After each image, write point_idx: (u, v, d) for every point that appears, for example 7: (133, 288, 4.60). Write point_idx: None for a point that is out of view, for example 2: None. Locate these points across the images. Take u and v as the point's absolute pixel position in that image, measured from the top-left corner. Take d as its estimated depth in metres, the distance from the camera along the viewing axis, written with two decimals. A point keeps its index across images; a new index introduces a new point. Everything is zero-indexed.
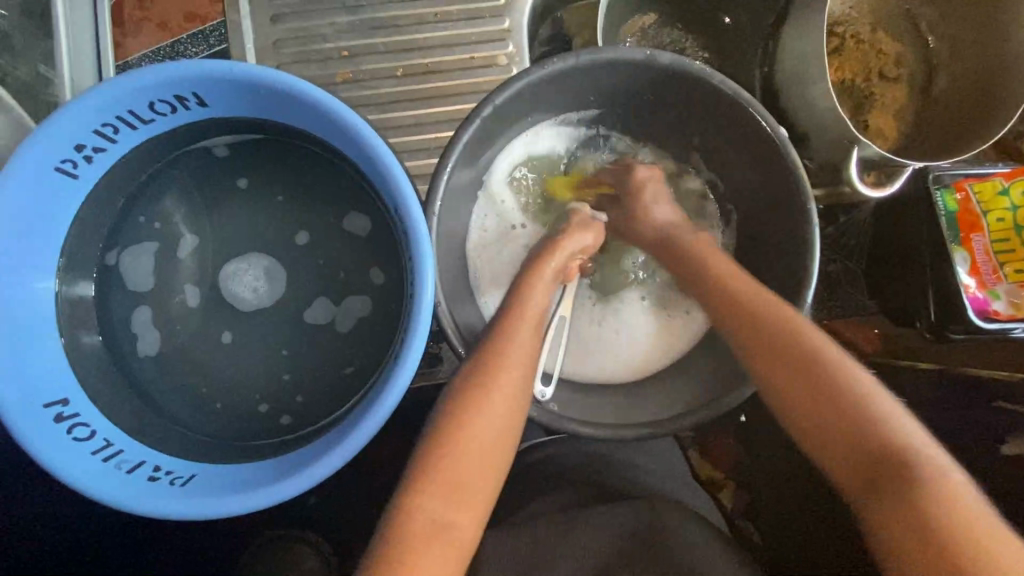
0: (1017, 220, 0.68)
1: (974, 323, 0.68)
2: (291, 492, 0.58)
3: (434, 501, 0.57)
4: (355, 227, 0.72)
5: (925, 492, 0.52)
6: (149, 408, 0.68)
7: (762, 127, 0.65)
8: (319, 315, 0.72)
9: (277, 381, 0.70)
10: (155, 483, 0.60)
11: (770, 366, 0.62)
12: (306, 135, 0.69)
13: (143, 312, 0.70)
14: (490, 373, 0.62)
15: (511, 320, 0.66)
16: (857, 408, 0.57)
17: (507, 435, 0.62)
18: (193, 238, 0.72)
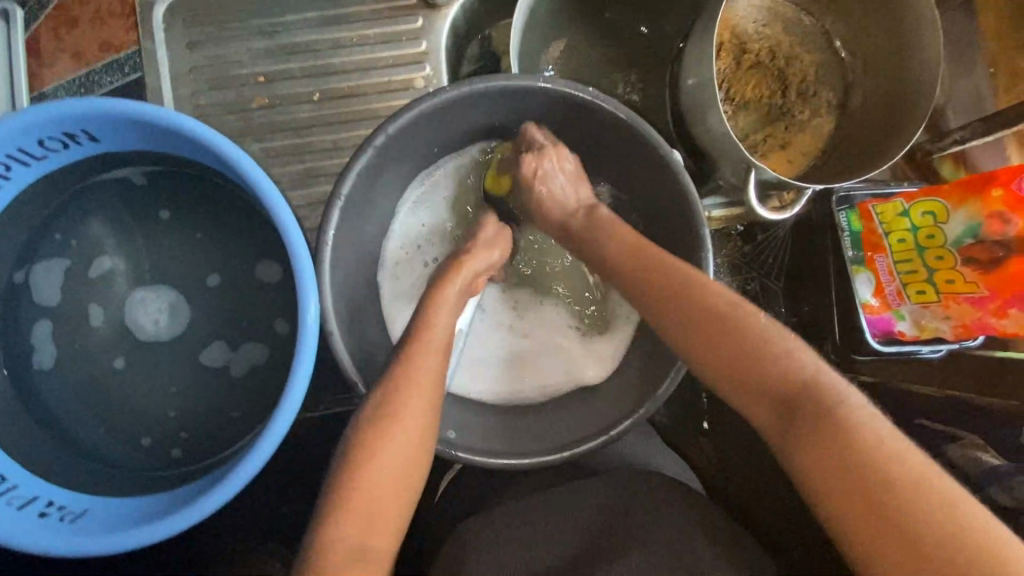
0: (918, 241, 0.68)
1: (871, 342, 0.71)
2: (177, 526, 0.59)
3: (350, 533, 0.53)
4: (267, 276, 0.74)
5: (870, 457, 0.45)
6: (58, 438, 0.69)
7: (657, 150, 0.65)
8: (213, 357, 0.74)
9: (193, 411, 0.73)
10: (45, 519, 0.60)
11: (695, 346, 0.57)
12: (209, 168, 0.69)
13: (44, 326, 0.71)
14: (404, 394, 0.59)
15: (423, 339, 0.64)
16: (791, 378, 0.51)
17: (422, 458, 0.59)
18: (108, 263, 0.72)
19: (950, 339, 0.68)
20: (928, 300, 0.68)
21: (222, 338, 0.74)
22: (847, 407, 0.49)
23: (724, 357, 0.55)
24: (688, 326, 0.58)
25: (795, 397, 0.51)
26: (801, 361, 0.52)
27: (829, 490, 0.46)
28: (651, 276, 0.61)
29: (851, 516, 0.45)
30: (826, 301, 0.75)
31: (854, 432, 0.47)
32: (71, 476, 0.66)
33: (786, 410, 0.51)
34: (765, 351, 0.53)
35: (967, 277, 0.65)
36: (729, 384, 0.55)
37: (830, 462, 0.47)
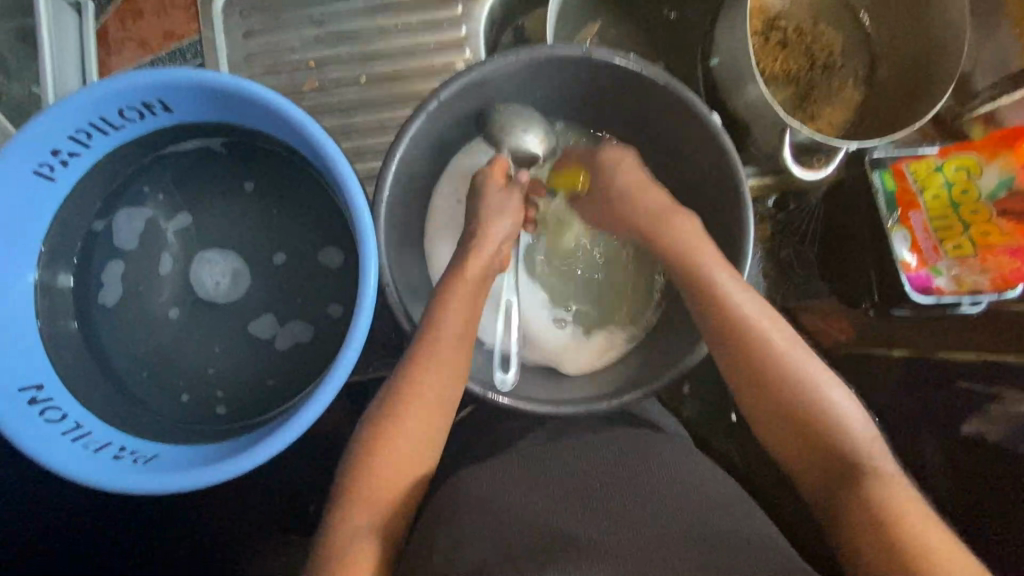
0: (952, 197, 0.69)
1: (914, 298, 0.70)
2: (241, 467, 0.62)
3: (360, 506, 0.60)
4: (330, 261, 0.78)
5: (903, 519, 0.52)
6: (122, 393, 0.73)
7: (695, 112, 0.68)
8: (260, 331, 0.77)
9: (247, 370, 0.76)
10: (119, 461, 0.64)
11: (730, 366, 0.64)
12: (274, 141, 0.74)
13: (116, 266, 0.75)
14: (421, 372, 0.64)
15: (438, 322, 0.66)
16: (808, 402, 0.60)
17: (437, 431, 0.64)
18: (182, 223, 0.77)
19: (989, 294, 0.68)
20: (965, 254, 0.69)
21: (278, 301, 0.77)
22: (885, 474, 0.56)
23: (791, 416, 0.60)
24: (757, 381, 0.62)
25: (848, 462, 0.57)
26: (857, 430, 0.59)
27: (865, 543, 0.52)
28: (722, 321, 0.64)
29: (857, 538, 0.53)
30: (860, 262, 0.77)
31: (887, 494, 0.54)
32: (138, 425, 0.71)
33: (836, 470, 0.58)
34: (828, 413, 0.59)
35: (1003, 229, 0.67)
36: (793, 437, 0.60)
37: (868, 518, 0.53)
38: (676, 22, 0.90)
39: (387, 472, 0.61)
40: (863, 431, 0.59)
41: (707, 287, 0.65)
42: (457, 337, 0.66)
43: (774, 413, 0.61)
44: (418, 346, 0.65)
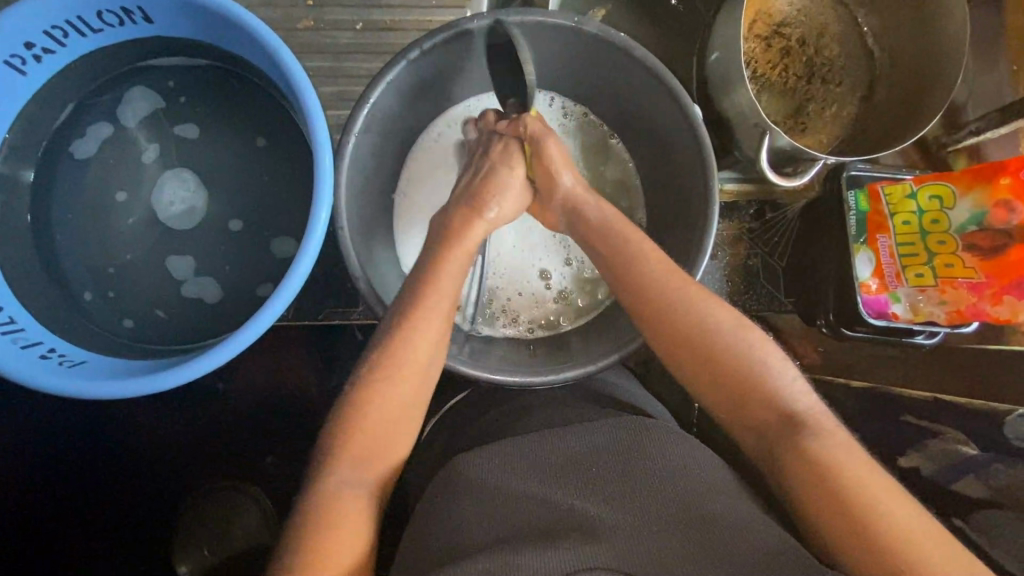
0: (922, 225, 0.68)
1: (872, 323, 0.70)
2: (164, 384, 0.61)
3: (350, 460, 0.58)
4: (283, 250, 0.77)
5: (850, 478, 0.49)
6: (65, 299, 0.73)
7: (677, 103, 0.67)
8: (180, 272, 0.76)
9: (192, 300, 0.76)
10: (45, 361, 0.64)
11: (650, 322, 0.62)
12: (262, 76, 0.74)
13: (88, 148, 0.75)
14: (416, 328, 0.63)
15: (420, 292, 0.65)
16: (734, 353, 0.57)
17: (424, 391, 0.63)
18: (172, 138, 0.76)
19: (943, 325, 0.69)
20: (925, 283, 0.68)
21: (239, 226, 0.77)
22: (829, 431, 0.53)
23: (731, 382, 0.57)
24: (682, 347, 0.60)
25: (791, 420, 0.54)
26: (798, 396, 0.56)
27: (811, 502, 0.49)
28: (649, 291, 0.62)
29: (811, 503, 0.49)
30: (823, 284, 0.76)
31: (832, 450, 0.51)
32: (74, 332, 0.71)
33: (775, 428, 0.54)
34: (759, 372, 0.57)
35: (967, 263, 0.65)
36: (739, 407, 0.57)
37: (815, 477, 0.50)
38: (684, 15, 0.88)
39: (344, 426, 0.59)
40: (808, 398, 0.56)
41: (649, 260, 0.64)
42: (437, 299, 0.65)
43: (696, 368, 0.59)
44: (404, 303, 0.65)
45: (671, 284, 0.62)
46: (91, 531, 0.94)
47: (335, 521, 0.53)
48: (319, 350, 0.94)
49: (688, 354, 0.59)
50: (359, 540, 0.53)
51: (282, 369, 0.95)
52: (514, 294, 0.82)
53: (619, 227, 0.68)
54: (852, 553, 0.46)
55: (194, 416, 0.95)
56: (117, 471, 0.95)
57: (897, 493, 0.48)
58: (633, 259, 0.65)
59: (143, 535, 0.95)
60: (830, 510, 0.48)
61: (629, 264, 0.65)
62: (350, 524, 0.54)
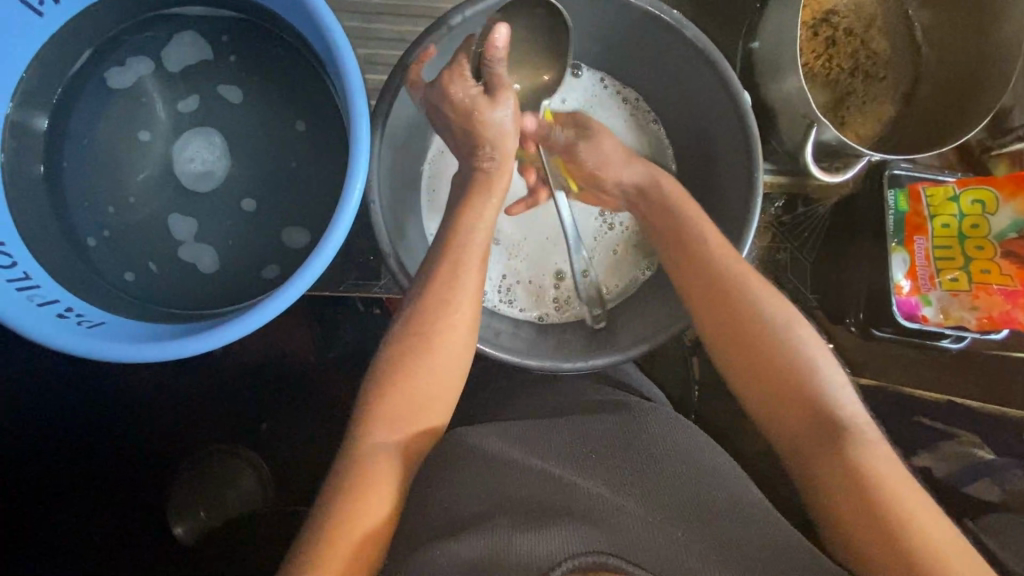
0: (961, 229, 0.69)
1: (901, 323, 0.71)
2: (192, 350, 0.60)
3: (385, 422, 0.57)
4: (293, 243, 0.74)
5: (885, 491, 0.48)
6: (78, 255, 0.70)
7: (728, 89, 0.66)
8: (183, 232, 0.73)
9: (188, 265, 0.73)
10: (63, 320, 0.62)
11: (705, 312, 0.61)
12: (297, 33, 0.71)
13: (104, 97, 0.72)
14: (446, 298, 0.61)
15: (451, 264, 0.62)
16: (785, 355, 0.56)
17: (453, 365, 0.61)
18: (200, 97, 0.73)
19: (971, 330, 0.69)
20: (959, 288, 0.68)
21: (260, 190, 0.74)
22: (869, 443, 0.52)
23: (770, 376, 0.56)
24: (733, 344, 0.59)
25: (830, 425, 0.53)
26: (842, 402, 0.54)
27: (847, 516, 0.48)
28: (707, 282, 0.61)
29: (847, 517, 0.48)
30: (853, 283, 0.76)
31: (871, 461, 0.50)
32: (91, 293, 0.68)
33: (816, 436, 0.53)
34: (807, 379, 0.55)
35: (1003, 270, 0.66)
36: (772, 401, 0.56)
37: (853, 490, 0.49)
38: None
39: (371, 398, 0.58)
40: (851, 407, 0.54)
41: (705, 251, 0.63)
42: (474, 275, 0.63)
43: (745, 364, 0.58)
44: (440, 274, 0.61)
45: (729, 278, 0.60)
46: (90, 489, 0.93)
47: (370, 486, 0.53)
48: (332, 320, 0.92)
49: (737, 350, 0.58)
50: (385, 510, 0.53)
51: (292, 338, 0.94)
52: (525, 275, 0.79)
53: (680, 218, 0.67)
54: (876, 562, 0.46)
55: (204, 380, 0.94)
56: (121, 431, 0.93)
57: (933, 513, 0.47)
58: (692, 248, 0.64)
59: (142, 495, 0.94)
60: (866, 528, 0.47)
61: (688, 255, 0.64)
62: (377, 491, 0.53)
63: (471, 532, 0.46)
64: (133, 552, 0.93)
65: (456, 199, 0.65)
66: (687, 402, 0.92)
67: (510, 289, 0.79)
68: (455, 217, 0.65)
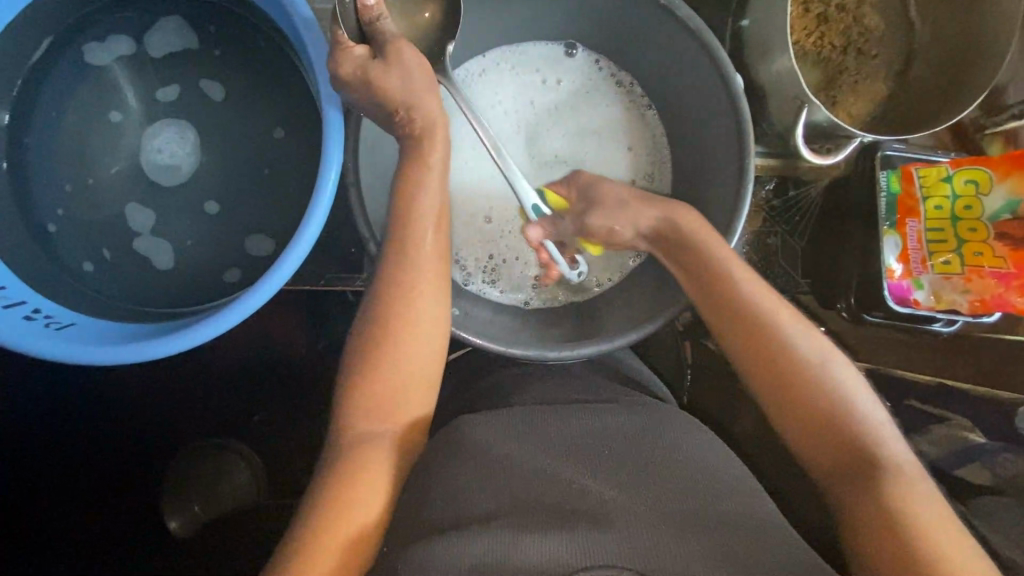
0: (955, 210, 0.66)
1: (891, 308, 0.70)
2: (167, 350, 0.58)
3: (364, 420, 0.56)
4: (258, 250, 0.71)
5: (926, 541, 0.47)
6: (46, 253, 0.68)
7: (715, 67, 0.64)
8: (137, 224, 0.71)
9: (140, 257, 0.71)
10: (30, 322, 0.60)
11: (739, 346, 0.60)
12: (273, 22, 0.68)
13: (67, 89, 0.69)
14: (423, 290, 0.59)
15: (428, 257, 0.61)
16: (824, 394, 0.56)
17: (435, 357, 0.60)
18: (177, 88, 0.71)
19: (964, 313, 0.68)
20: (952, 271, 0.67)
21: (234, 180, 0.72)
22: (911, 482, 0.52)
23: (805, 414, 0.56)
24: (769, 379, 0.58)
25: (873, 464, 0.53)
26: (887, 440, 0.54)
27: (882, 562, 0.48)
28: (740, 316, 0.61)
29: (883, 562, 0.48)
30: (845, 267, 0.75)
31: (913, 502, 0.50)
32: (59, 293, 0.67)
33: (854, 477, 0.53)
34: (846, 418, 0.55)
35: (996, 252, 0.64)
36: (808, 438, 0.56)
37: (890, 536, 0.49)
38: None
39: (352, 395, 0.57)
40: (897, 446, 0.54)
41: (735, 282, 0.62)
42: (432, 262, 0.61)
43: (781, 401, 0.57)
44: (392, 263, 0.60)
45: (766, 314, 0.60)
46: (74, 491, 0.92)
47: (355, 474, 0.53)
48: (316, 313, 0.91)
49: (774, 387, 0.58)
50: (369, 511, 0.52)
51: (276, 331, 0.92)
52: (510, 259, 0.78)
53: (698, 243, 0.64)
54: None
55: (186, 376, 0.92)
56: (102, 430, 0.92)
57: (973, 555, 0.47)
58: (720, 278, 0.62)
59: (127, 494, 0.93)
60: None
61: (719, 286, 0.63)
62: (362, 488, 0.52)
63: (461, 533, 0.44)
64: (120, 554, 0.92)
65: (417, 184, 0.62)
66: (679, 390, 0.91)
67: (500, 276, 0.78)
68: (431, 204, 0.62)
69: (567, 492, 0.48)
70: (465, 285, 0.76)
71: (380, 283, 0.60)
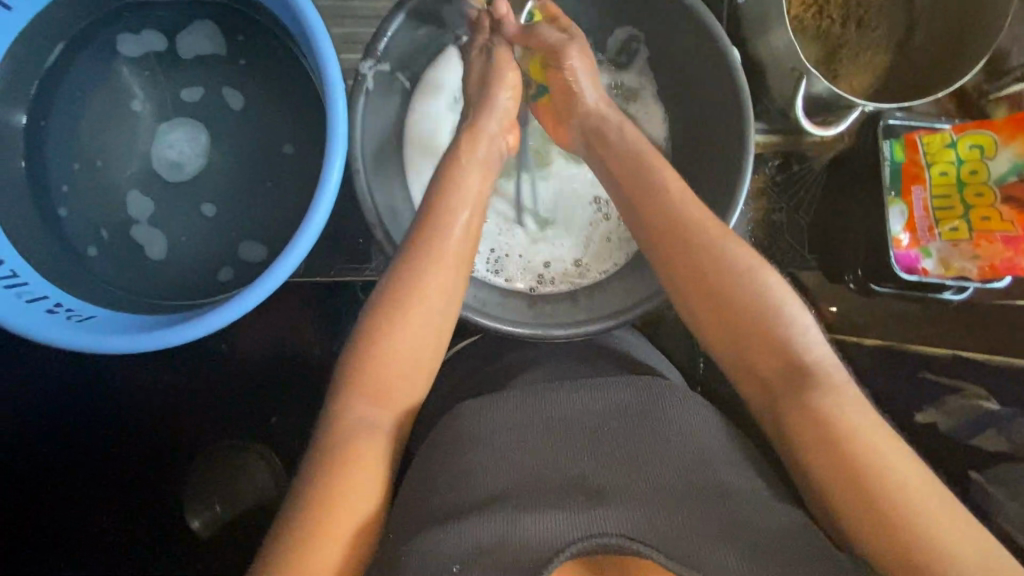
0: (960, 176, 0.67)
1: (900, 276, 0.69)
2: (183, 337, 0.60)
3: (371, 396, 0.57)
4: (251, 256, 0.73)
5: (861, 449, 0.46)
6: (66, 252, 0.71)
7: (712, 41, 0.65)
8: (136, 210, 0.73)
9: (138, 246, 0.73)
10: (52, 315, 0.62)
11: (678, 269, 0.58)
12: (278, 20, 0.70)
13: (80, 92, 0.72)
14: (426, 268, 0.60)
15: (427, 238, 0.62)
16: (758, 307, 0.54)
17: (439, 337, 0.61)
18: (201, 90, 0.73)
19: (973, 281, 0.68)
20: (960, 238, 0.67)
21: (243, 172, 0.74)
22: (840, 389, 0.50)
23: (737, 328, 0.54)
24: (706, 293, 0.56)
25: (799, 374, 0.52)
26: (815, 348, 0.53)
27: (825, 473, 0.47)
28: (677, 235, 0.59)
29: (823, 472, 0.47)
30: (851, 240, 0.75)
31: (838, 407, 0.49)
32: (79, 289, 0.69)
33: (786, 387, 0.51)
34: (779, 330, 0.53)
35: (1003, 216, 0.65)
36: (738, 350, 0.54)
37: (827, 443, 0.47)
38: None
39: (359, 373, 0.57)
40: (823, 352, 0.53)
41: (675, 208, 0.60)
42: (458, 253, 0.62)
43: (719, 317, 0.55)
44: (414, 249, 0.61)
45: (703, 234, 0.58)
46: (96, 486, 0.94)
47: (353, 458, 0.53)
48: (328, 305, 0.92)
49: (711, 303, 0.56)
50: (378, 485, 0.53)
51: (287, 323, 0.93)
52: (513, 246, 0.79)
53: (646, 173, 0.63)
54: (848, 510, 0.45)
55: (200, 372, 0.94)
56: (121, 427, 0.94)
57: (907, 461, 0.46)
58: (657, 205, 0.61)
59: (148, 489, 0.95)
60: (842, 484, 0.45)
61: (657, 211, 0.61)
62: (367, 463, 0.53)
63: (456, 520, 0.46)
64: (142, 547, 0.95)
65: (461, 184, 0.65)
66: (692, 372, 0.90)
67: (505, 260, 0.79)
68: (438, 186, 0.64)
69: (565, 477, 0.49)
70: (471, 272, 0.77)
71: (399, 264, 0.61)
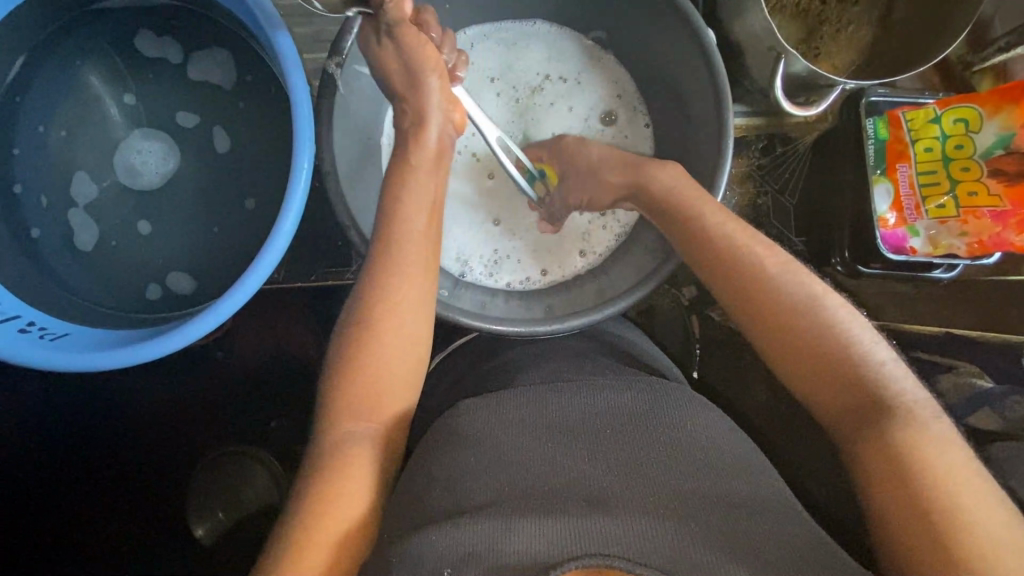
0: (945, 151, 0.66)
1: (887, 255, 0.68)
2: (159, 352, 0.59)
3: (351, 408, 0.56)
4: (185, 284, 0.73)
5: (939, 491, 0.42)
6: (39, 269, 0.70)
7: (688, 27, 0.63)
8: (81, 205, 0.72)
9: (69, 238, 0.72)
10: (24, 334, 0.61)
11: (733, 298, 0.56)
12: (242, 21, 0.68)
13: (49, 104, 0.71)
14: (392, 271, 0.59)
15: (390, 239, 0.60)
16: (827, 338, 0.51)
17: (420, 338, 0.60)
18: (195, 116, 0.73)
19: (963, 258, 0.67)
20: (947, 215, 0.66)
21: (220, 182, 0.73)
22: (920, 423, 0.46)
23: (805, 359, 0.51)
24: (771, 323, 0.53)
25: (874, 403, 0.48)
26: (896, 381, 0.49)
27: (897, 512, 0.43)
28: (732, 263, 0.56)
29: (893, 512, 0.43)
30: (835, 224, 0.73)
31: (921, 442, 0.44)
32: (51, 306, 0.68)
33: (861, 421, 0.48)
34: (857, 362, 0.50)
35: (990, 189, 0.64)
36: (808, 381, 0.51)
37: (900, 481, 0.44)
38: None
39: (340, 385, 0.56)
40: (909, 389, 0.48)
41: (715, 235, 0.58)
42: (418, 250, 0.61)
43: (787, 349, 0.52)
44: (380, 259, 0.59)
45: (764, 264, 0.56)
46: (89, 501, 0.93)
47: (341, 472, 0.52)
48: (316, 311, 0.91)
49: (780, 335, 0.53)
50: (363, 499, 0.52)
51: (276, 330, 0.92)
52: (499, 243, 0.78)
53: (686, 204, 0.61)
54: (919, 553, 0.41)
55: (189, 383, 0.93)
56: (110, 441, 0.93)
57: (997, 506, 0.41)
58: (702, 232, 0.59)
59: (139, 502, 0.94)
60: (914, 525, 0.42)
61: (706, 241, 0.59)
62: (351, 477, 0.52)
63: (443, 525, 0.44)
64: (139, 562, 0.94)
65: (412, 181, 0.63)
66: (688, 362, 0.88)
67: (485, 253, 0.77)
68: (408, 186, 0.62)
69: (554, 474, 0.48)
70: (462, 277, 0.76)
71: (369, 272, 0.60)
